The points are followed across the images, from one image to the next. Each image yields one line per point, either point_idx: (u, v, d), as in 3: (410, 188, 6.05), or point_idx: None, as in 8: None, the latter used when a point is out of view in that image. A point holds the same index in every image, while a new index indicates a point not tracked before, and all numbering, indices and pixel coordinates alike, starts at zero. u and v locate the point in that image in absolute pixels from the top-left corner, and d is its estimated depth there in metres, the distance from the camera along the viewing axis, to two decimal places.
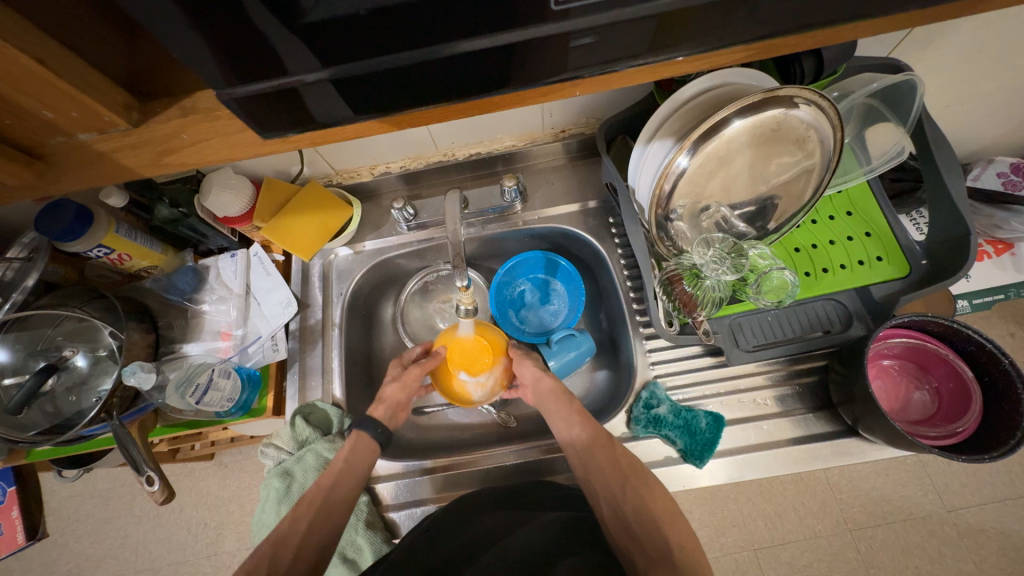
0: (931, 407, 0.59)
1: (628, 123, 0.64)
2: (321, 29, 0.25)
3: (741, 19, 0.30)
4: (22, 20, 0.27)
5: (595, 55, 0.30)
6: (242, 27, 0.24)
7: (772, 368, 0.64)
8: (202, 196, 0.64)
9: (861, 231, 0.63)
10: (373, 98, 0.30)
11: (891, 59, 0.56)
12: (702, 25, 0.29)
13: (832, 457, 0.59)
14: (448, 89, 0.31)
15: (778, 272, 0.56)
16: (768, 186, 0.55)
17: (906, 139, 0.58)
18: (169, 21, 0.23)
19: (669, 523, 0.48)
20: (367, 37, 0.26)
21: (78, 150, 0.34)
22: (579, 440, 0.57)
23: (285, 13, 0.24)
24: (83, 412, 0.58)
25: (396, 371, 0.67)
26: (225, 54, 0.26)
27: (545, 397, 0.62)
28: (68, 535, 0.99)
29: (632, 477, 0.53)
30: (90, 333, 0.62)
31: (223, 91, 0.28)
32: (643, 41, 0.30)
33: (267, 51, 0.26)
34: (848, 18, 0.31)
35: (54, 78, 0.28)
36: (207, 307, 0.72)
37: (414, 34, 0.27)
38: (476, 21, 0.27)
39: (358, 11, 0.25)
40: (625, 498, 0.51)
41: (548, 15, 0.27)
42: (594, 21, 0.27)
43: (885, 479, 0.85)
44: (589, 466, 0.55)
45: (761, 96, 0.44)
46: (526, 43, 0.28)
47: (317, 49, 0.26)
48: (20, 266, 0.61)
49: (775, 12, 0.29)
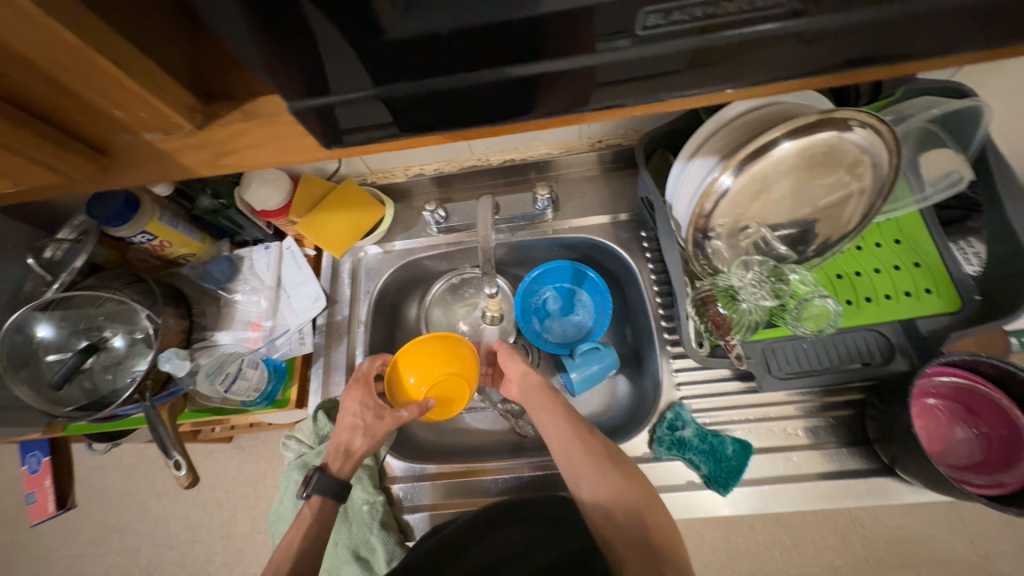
0: (977, 453, 0.55)
1: (671, 137, 0.63)
2: (400, 46, 0.26)
3: (818, 56, 0.28)
4: (110, 30, 0.27)
5: (665, 80, 0.29)
6: (323, 37, 0.25)
7: (804, 398, 0.61)
8: (241, 189, 0.66)
9: (909, 261, 0.60)
10: (437, 115, 0.30)
11: (954, 83, 0.53)
12: (778, 59, 0.28)
13: (865, 495, 0.57)
14: (510, 111, 0.31)
15: (820, 301, 0.54)
16: (811, 209, 0.53)
17: (965, 166, 0.55)
18: (255, 30, 0.24)
19: (615, 463, 0.56)
20: (443, 57, 0.27)
21: (142, 148, 0.35)
22: (564, 442, 0.58)
23: (369, 32, 0.25)
24: (119, 391, 0.61)
25: (365, 415, 0.60)
26: (300, 65, 0.26)
27: (530, 391, 0.64)
28: (91, 505, 1.03)
29: (614, 468, 0.55)
30: (127, 315, 0.64)
31: (294, 101, 0.28)
32: (716, 68, 0.29)
33: (341, 63, 0.26)
34: (937, 54, 0.29)
35: (129, 81, 0.28)
36: (239, 297, 0.73)
37: (485, 53, 0.27)
38: (550, 43, 0.27)
39: (440, 31, 0.25)
40: (580, 448, 0.57)
41: (627, 39, 0.27)
42: (672, 47, 0.27)
43: (913, 518, 0.81)
44: (572, 455, 0.57)
45: (815, 117, 0.42)
46: (599, 67, 0.28)
47: (392, 66, 0.27)
48: (69, 247, 0.64)
49: (857, 47, 0.28)
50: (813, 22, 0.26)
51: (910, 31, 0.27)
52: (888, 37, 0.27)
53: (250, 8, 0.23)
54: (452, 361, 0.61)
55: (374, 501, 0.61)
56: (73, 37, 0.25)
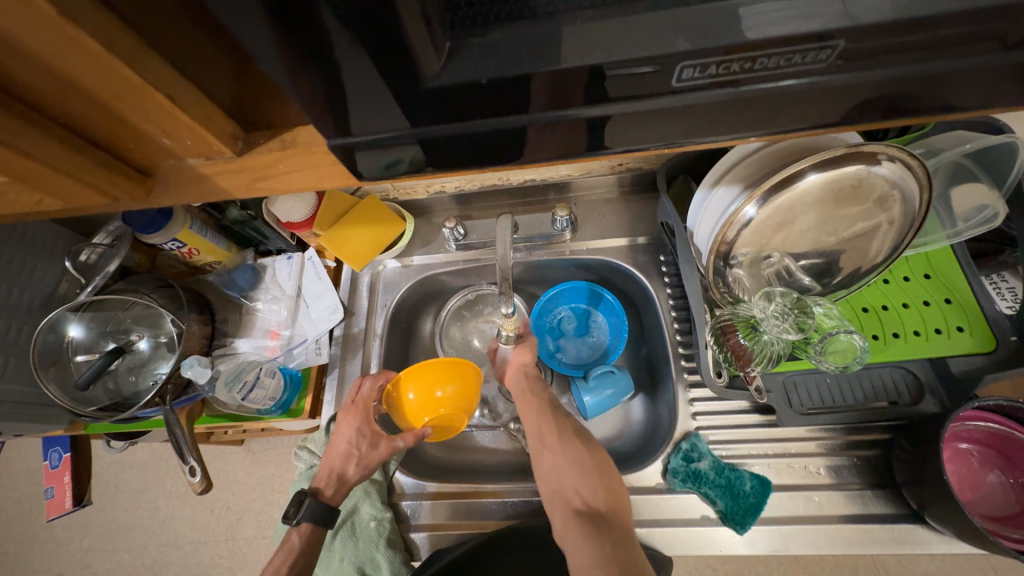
0: (1012, 505, 0.52)
1: (693, 165, 0.63)
2: (438, 92, 0.27)
3: (851, 108, 0.28)
4: (162, 61, 0.29)
5: (695, 126, 0.30)
6: (365, 82, 0.26)
7: (828, 435, 0.59)
8: (268, 202, 0.69)
9: (940, 297, 0.58)
10: (472, 153, 0.31)
11: (990, 119, 0.53)
12: (813, 109, 0.28)
13: (891, 543, 0.54)
14: (540, 149, 0.32)
15: (846, 336, 0.52)
16: (837, 240, 0.52)
17: (999, 202, 0.52)
18: (307, 76, 0.25)
19: (579, 436, 0.59)
20: (478, 102, 0.27)
21: (184, 171, 0.36)
22: (537, 416, 0.62)
23: (412, 78, 0.26)
24: (140, 394, 0.62)
25: (363, 445, 0.62)
26: (341, 104, 0.27)
27: (518, 377, 0.68)
28: (104, 501, 1.04)
29: (577, 440, 0.59)
30: (154, 319, 0.67)
31: (333, 139, 0.30)
32: (747, 117, 0.29)
33: (380, 104, 0.27)
34: (980, 107, 0.29)
35: (178, 112, 0.30)
36: (260, 305, 0.75)
37: (520, 98, 0.28)
38: (585, 91, 0.27)
39: (480, 80, 0.26)
40: (549, 422, 0.61)
41: (661, 88, 0.27)
42: (705, 96, 0.28)
43: (940, 565, 0.76)
44: (540, 426, 0.61)
45: (843, 151, 0.42)
46: (629, 114, 0.29)
47: (430, 109, 0.28)
48: (103, 252, 0.66)
49: (893, 101, 0.28)
50: (852, 75, 0.26)
51: (951, 86, 0.27)
52: (930, 90, 0.27)
53: (302, 53, 0.24)
54: (453, 378, 0.59)
55: (381, 518, 0.61)
56: (128, 72, 0.27)
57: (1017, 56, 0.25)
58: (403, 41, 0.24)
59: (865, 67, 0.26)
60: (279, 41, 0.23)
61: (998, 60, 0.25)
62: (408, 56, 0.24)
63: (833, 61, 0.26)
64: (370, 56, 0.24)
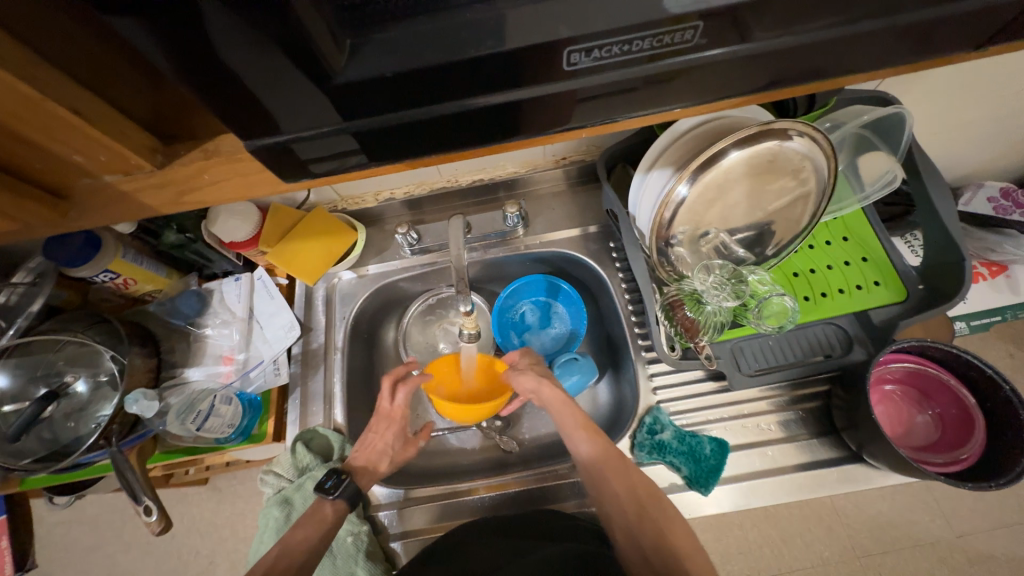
0: (934, 434, 0.59)
1: (627, 152, 0.66)
2: (348, 87, 0.27)
3: (732, 80, 0.32)
4: (66, 79, 0.28)
5: (601, 107, 0.32)
6: (274, 85, 0.26)
7: (775, 393, 0.64)
8: (210, 223, 0.66)
9: (858, 256, 0.64)
10: (400, 146, 0.32)
11: (878, 92, 0.59)
12: (699, 83, 0.31)
13: (838, 483, 0.59)
14: (462, 139, 0.33)
15: (778, 298, 0.56)
16: (764, 214, 0.57)
17: (896, 166, 0.59)
18: (214, 83, 0.25)
19: (651, 502, 0.54)
20: (390, 95, 0.28)
21: (103, 190, 0.35)
22: (599, 479, 0.57)
23: (318, 77, 0.26)
24: (82, 438, 0.58)
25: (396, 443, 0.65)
26: (253, 108, 0.27)
27: (555, 406, 0.62)
28: (53, 564, 0.96)
29: (650, 507, 0.54)
30: (89, 357, 0.61)
31: (250, 140, 0.30)
32: (645, 96, 0.32)
33: (293, 105, 0.28)
34: (838, 73, 0.33)
35: (90, 127, 0.29)
36: (210, 331, 0.72)
37: (432, 90, 0.29)
38: (494, 80, 0.29)
39: (385, 73, 0.27)
40: (617, 485, 0.55)
41: (558, 73, 0.29)
42: (604, 78, 0.30)
43: (892, 502, 0.83)
44: (604, 489, 0.56)
45: (756, 129, 0.45)
46: (537, 98, 0.30)
47: (345, 104, 0.28)
48: (22, 290, 0.60)
49: (766, 70, 0.31)
50: (726, 51, 0.29)
51: (809, 55, 0.31)
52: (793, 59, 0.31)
53: (202, 60, 0.24)
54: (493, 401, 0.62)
55: (358, 531, 0.59)
56: (25, 87, 0.26)
57: (858, 26, 0.29)
58: (304, 39, 0.24)
59: (734, 43, 0.29)
60: (177, 47, 0.23)
61: (842, 31, 0.29)
62: (312, 54, 0.25)
63: (704, 39, 0.29)
64: (273, 57, 0.24)
